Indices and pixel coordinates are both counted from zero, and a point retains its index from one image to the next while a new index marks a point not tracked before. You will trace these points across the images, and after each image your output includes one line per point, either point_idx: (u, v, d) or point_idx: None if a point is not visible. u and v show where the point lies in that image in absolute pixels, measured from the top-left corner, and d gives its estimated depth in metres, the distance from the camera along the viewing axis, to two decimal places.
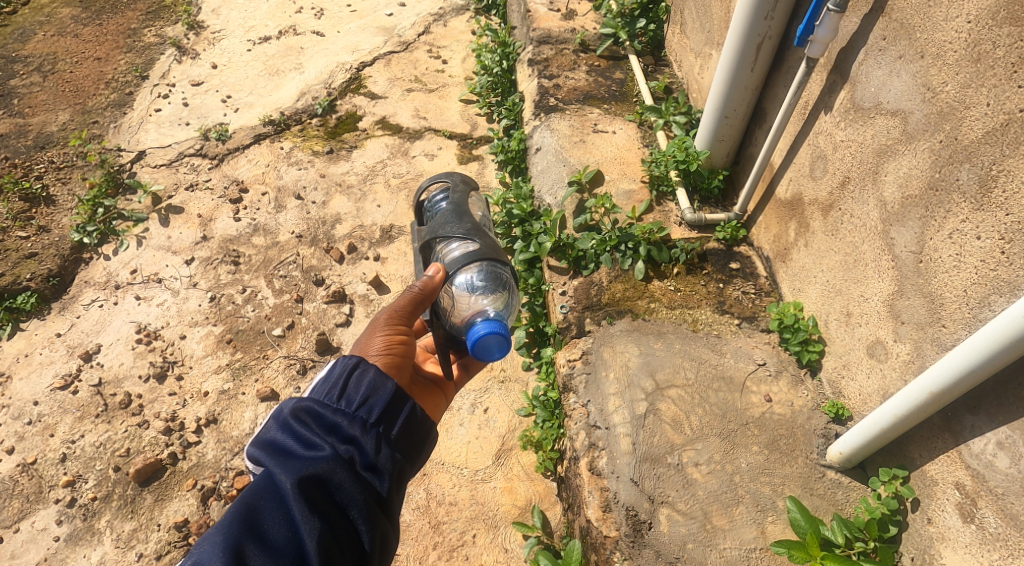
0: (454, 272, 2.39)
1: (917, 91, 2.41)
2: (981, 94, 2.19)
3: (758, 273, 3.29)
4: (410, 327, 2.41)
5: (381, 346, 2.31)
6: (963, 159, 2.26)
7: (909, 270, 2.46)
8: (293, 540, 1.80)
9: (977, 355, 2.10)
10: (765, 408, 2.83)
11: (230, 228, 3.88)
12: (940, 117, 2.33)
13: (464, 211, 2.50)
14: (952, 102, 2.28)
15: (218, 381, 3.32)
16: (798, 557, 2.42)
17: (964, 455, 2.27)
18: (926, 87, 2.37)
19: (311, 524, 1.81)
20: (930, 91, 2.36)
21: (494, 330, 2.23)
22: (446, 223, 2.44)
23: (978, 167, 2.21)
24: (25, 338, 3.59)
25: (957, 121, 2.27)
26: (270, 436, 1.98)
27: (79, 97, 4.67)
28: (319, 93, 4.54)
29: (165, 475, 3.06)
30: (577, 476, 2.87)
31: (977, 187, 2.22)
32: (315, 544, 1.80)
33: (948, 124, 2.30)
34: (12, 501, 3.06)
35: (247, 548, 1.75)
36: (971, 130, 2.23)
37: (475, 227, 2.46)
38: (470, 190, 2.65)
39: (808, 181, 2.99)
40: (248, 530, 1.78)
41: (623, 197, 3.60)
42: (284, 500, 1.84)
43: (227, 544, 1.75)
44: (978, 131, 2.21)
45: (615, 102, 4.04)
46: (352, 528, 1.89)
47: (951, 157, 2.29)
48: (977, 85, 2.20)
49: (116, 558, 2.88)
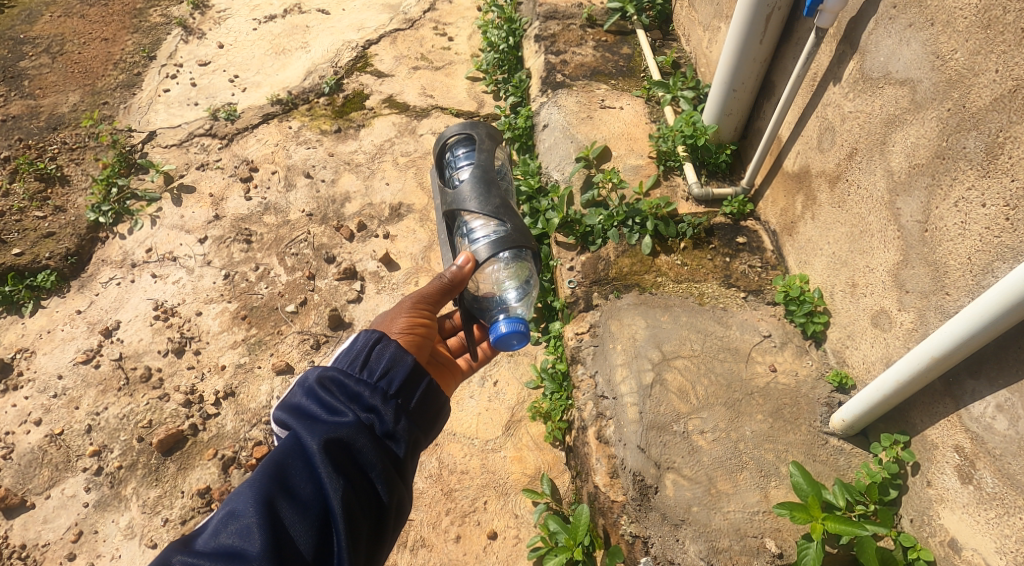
0: (482, 260, 2.56)
1: (926, 59, 2.42)
2: (989, 61, 2.21)
3: (764, 247, 3.32)
4: (433, 311, 2.53)
5: (402, 325, 2.41)
6: (970, 127, 2.28)
7: (915, 239, 2.50)
8: (318, 496, 1.89)
9: (977, 321, 2.15)
10: (770, 377, 2.89)
11: (241, 207, 3.93)
12: (949, 85, 2.34)
13: (490, 186, 2.79)
14: (961, 70, 2.30)
15: (234, 355, 3.40)
16: (800, 518, 2.49)
17: (964, 419, 2.34)
18: (935, 55, 2.39)
19: (336, 483, 1.90)
20: (939, 59, 2.37)
21: (515, 328, 2.38)
22: (474, 199, 2.73)
23: (985, 134, 2.24)
24: (46, 315, 3.66)
25: (965, 89, 2.29)
26: (296, 401, 2.05)
27: (88, 78, 4.70)
28: (326, 72, 4.56)
29: (187, 446, 3.16)
30: (585, 445, 2.96)
31: (985, 155, 2.24)
32: (339, 502, 1.88)
33: (957, 92, 2.32)
34: (42, 470, 3.16)
35: (278, 502, 1.84)
36: (979, 98, 2.25)
37: (500, 204, 2.74)
38: (491, 150, 2.97)
39: (816, 154, 3.01)
40: (278, 484, 1.87)
41: (630, 172, 3.61)
42: (311, 459, 1.92)
43: (260, 496, 1.83)
44: (986, 98, 2.23)
45: (622, 77, 4.04)
46: (373, 489, 1.97)
47: (958, 125, 2.32)
48: (986, 52, 2.22)
49: (143, 523, 2.99)
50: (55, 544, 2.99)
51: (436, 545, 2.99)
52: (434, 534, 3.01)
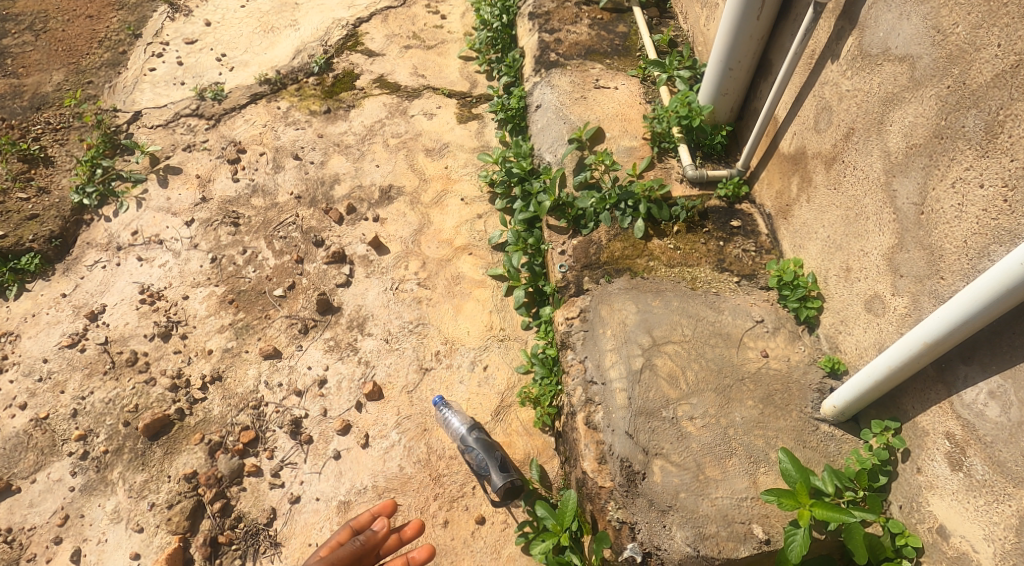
0: None
1: (927, 34, 2.36)
2: (992, 35, 2.15)
3: (759, 230, 3.27)
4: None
5: None
6: (970, 105, 2.22)
7: (910, 223, 2.45)
8: None
9: (971, 305, 2.11)
10: (761, 363, 2.86)
11: (229, 189, 3.89)
12: (949, 61, 2.28)
13: None
14: (963, 45, 2.24)
15: (221, 340, 3.40)
16: (787, 505, 2.45)
17: (956, 405, 2.32)
18: (937, 30, 2.32)
19: None
20: (940, 34, 2.31)
21: None
22: None
23: (985, 112, 2.18)
24: (31, 299, 3.61)
25: (967, 65, 2.23)
26: None
27: (72, 56, 4.59)
28: (315, 50, 4.48)
29: (173, 431, 3.16)
30: (574, 430, 2.94)
31: (984, 134, 2.19)
32: None
33: (957, 68, 2.26)
34: (28, 454, 3.15)
35: None
36: (980, 74, 2.19)
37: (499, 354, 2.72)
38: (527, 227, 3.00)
39: (813, 134, 2.95)
40: None
41: (623, 154, 3.55)
42: None
43: None
44: (987, 74, 2.17)
45: (618, 56, 3.97)
46: None
47: (958, 103, 2.26)
48: (988, 25, 2.16)
49: (130, 507, 2.99)
50: (41, 528, 2.99)
51: (423, 529, 2.95)
52: (421, 519, 2.96)
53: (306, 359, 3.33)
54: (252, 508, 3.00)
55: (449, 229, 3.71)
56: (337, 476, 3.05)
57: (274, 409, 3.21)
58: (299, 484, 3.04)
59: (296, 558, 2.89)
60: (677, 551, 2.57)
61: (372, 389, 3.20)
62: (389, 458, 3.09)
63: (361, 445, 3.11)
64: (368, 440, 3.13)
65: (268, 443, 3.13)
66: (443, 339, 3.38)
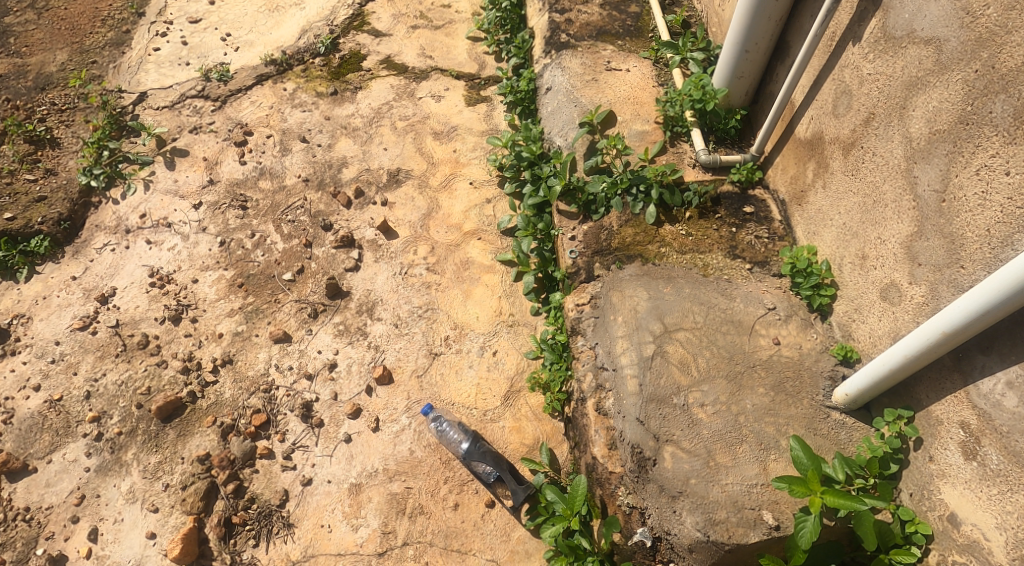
0: None
1: (955, 16, 2.31)
2: None
3: (772, 217, 3.24)
4: None
5: None
6: (998, 90, 2.18)
7: (931, 210, 2.41)
8: None
9: (994, 295, 2.09)
10: (773, 350, 2.83)
11: (236, 172, 3.87)
12: (978, 44, 2.24)
13: None
14: (993, 27, 2.19)
15: (231, 323, 3.40)
16: (798, 492, 2.44)
17: (972, 395, 2.30)
18: (966, 11, 2.28)
19: None
20: (968, 16, 2.27)
21: None
22: None
23: (1015, 98, 2.14)
24: (42, 281, 3.61)
25: (996, 48, 2.18)
26: None
27: (76, 35, 4.54)
28: (321, 30, 4.41)
29: (186, 413, 3.18)
30: (584, 416, 2.95)
31: (1012, 120, 2.15)
32: None
33: (986, 51, 2.21)
34: (43, 435, 3.18)
35: None
36: (1011, 57, 2.15)
37: None
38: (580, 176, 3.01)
39: (831, 119, 2.90)
40: None
41: (635, 138, 3.50)
42: None
43: None
44: (1018, 58, 2.13)
45: (629, 38, 3.90)
46: None
47: (986, 88, 2.22)
48: (1021, 7, 2.11)
49: (144, 487, 3.02)
50: (58, 507, 3.02)
51: (434, 512, 2.96)
52: (432, 501, 2.98)
53: (316, 343, 3.34)
54: (265, 490, 3.02)
55: (458, 214, 3.68)
56: (348, 459, 3.07)
57: (284, 392, 3.22)
58: (310, 466, 3.06)
59: (308, 539, 2.92)
60: (687, 535, 2.59)
61: (382, 373, 3.21)
62: (400, 441, 3.10)
63: (372, 428, 3.13)
64: (379, 423, 3.14)
65: (279, 426, 3.15)
66: (453, 324, 3.37)
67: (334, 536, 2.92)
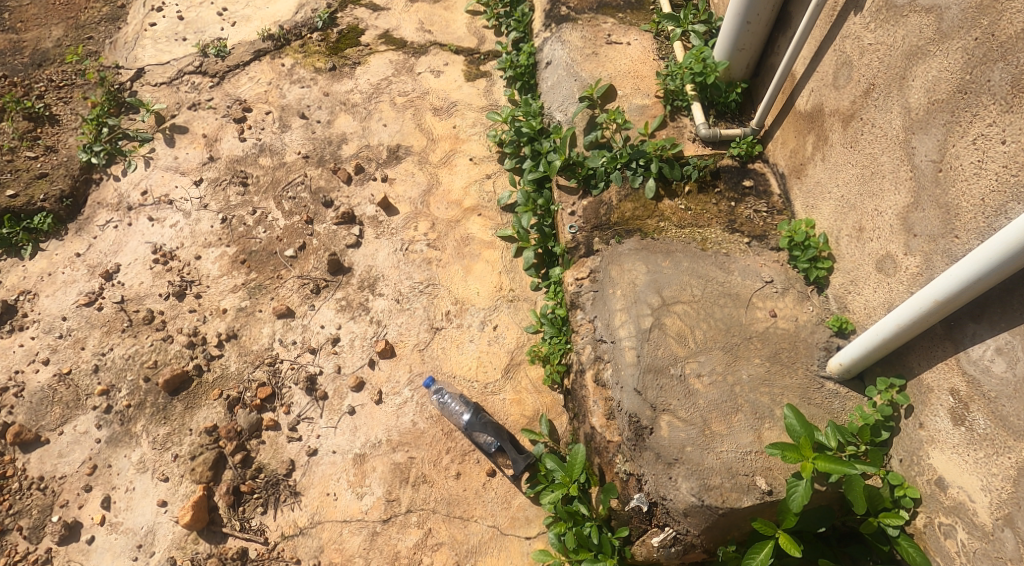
0: None
1: None
2: None
3: (771, 190, 3.25)
4: None
5: None
6: (997, 58, 2.18)
7: (928, 181, 2.43)
8: None
9: (985, 263, 2.12)
10: (769, 322, 2.88)
11: (236, 148, 3.86)
12: (978, 12, 2.23)
13: None
14: None
15: (235, 299, 3.44)
16: (791, 458, 2.51)
17: (962, 361, 2.36)
18: None
19: None
20: None
21: None
22: None
23: (1012, 66, 2.14)
24: (45, 257, 3.64)
25: (996, 15, 2.18)
26: None
27: (70, 11, 4.48)
28: (319, 4, 4.36)
29: (192, 386, 3.25)
30: (582, 388, 3.01)
31: (1009, 88, 2.16)
32: None
33: (986, 19, 2.21)
34: (54, 408, 3.25)
35: None
36: (1010, 24, 2.14)
37: None
38: None
39: (831, 91, 2.89)
40: None
41: (635, 112, 3.48)
42: None
43: None
44: (1018, 25, 2.12)
45: (630, 10, 3.85)
46: None
47: (984, 56, 2.22)
48: None
49: (154, 458, 3.11)
50: (71, 477, 3.11)
51: (436, 481, 3.05)
52: (435, 470, 3.06)
53: (319, 318, 3.39)
54: (272, 460, 3.11)
55: (458, 190, 3.70)
56: (352, 431, 3.15)
57: (289, 365, 3.28)
58: (315, 437, 3.14)
59: (315, 506, 3.01)
60: (682, 500, 2.65)
61: (384, 347, 3.27)
62: (402, 413, 3.17)
63: (375, 401, 3.19)
64: (382, 396, 3.21)
65: (284, 398, 3.22)
66: (454, 299, 3.42)
67: (340, 504, 3.01)
